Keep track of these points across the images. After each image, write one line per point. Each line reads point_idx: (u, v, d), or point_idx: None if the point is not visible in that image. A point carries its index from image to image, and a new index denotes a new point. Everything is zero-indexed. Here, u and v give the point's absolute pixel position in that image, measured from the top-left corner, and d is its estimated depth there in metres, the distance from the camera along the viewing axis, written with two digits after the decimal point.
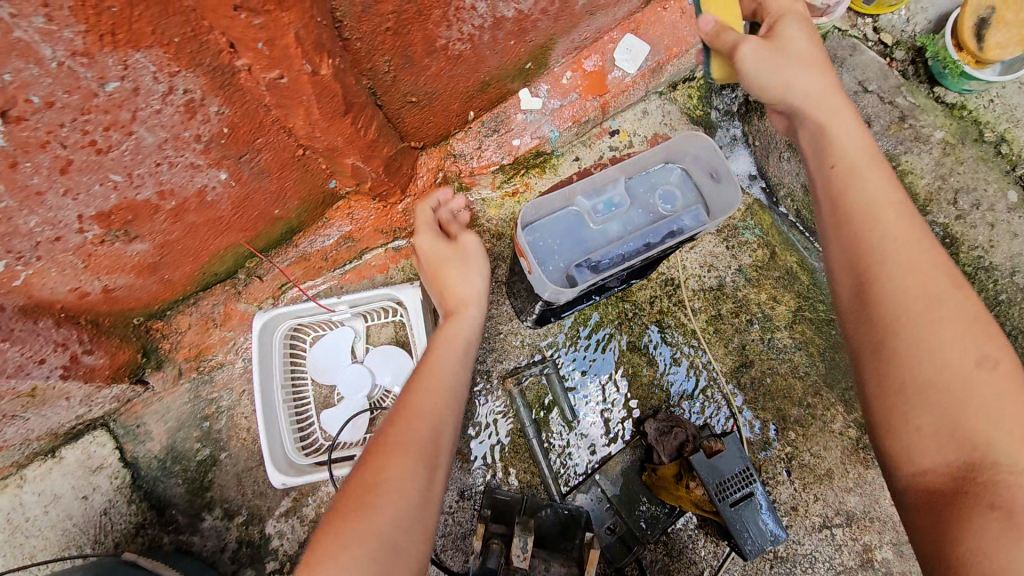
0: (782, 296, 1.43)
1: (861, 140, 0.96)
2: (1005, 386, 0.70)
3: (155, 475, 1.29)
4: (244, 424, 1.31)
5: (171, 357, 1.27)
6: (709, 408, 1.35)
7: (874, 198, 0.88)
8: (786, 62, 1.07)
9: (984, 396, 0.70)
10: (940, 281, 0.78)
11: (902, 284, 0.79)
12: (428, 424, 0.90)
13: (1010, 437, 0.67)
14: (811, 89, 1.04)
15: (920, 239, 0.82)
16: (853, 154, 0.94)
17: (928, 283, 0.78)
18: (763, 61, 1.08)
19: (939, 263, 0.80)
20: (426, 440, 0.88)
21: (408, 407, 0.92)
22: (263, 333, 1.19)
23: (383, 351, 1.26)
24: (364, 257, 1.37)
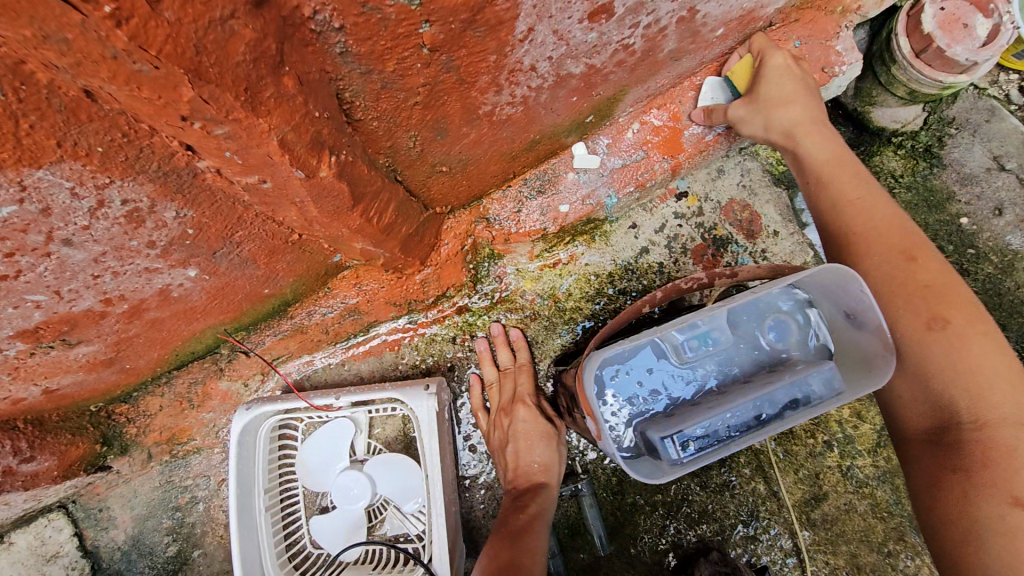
0: (869, 413, 1.16)
1: (835, 144, 0.94)
2: (963, 348, 0.71)
3: (118, 568, 1.12)
4: (222, 519, 1.12)
5: (139, 441, 1.07)
6: (770, 544, 1.13)
7: (839, 195, 0.87)
8: (762, 105, 0.99)
9: (949, 369, 0.71)
10: (903, 265, 0.78)
11: (865, 269, 0.81)
12: None
13: (977, 398, 0.69)
14: (794, 122, 0.97)
15: (880, 219, 0.82)
16: (826, 165, 0.92)
17: (884, 265, 0.79)
18: (749, 112, 1.01)
19: (895, 237, 0.80)
20: None
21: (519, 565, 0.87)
22: (245, 436, 0.99)
23: (385, 459, 1.06)
24: (372, 331, 1.16)
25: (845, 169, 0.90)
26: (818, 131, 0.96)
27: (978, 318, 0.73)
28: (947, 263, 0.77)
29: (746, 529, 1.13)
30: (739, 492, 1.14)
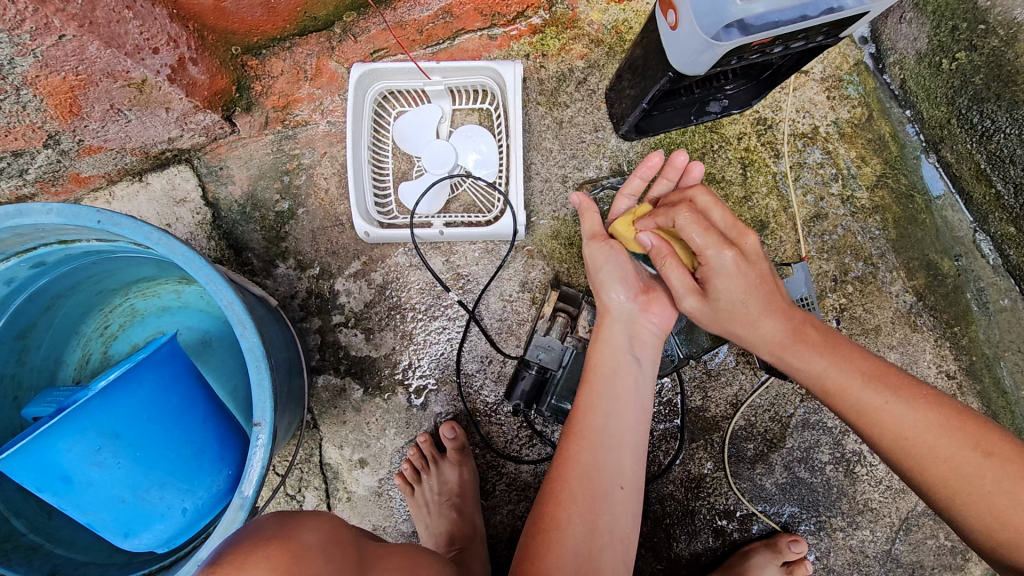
0: (870, 159, 1.43)
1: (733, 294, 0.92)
2: (935, 424, 0.86)
3: (234, 219, 1.32)
4: (323, 185, 1.33)
5: (260, 102, 1.28)
6: (773, 250, 1.38)
7: (810, 373, 0.94)
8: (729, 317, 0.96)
9: (934, 457, 0.86)
10: (852, 384, 0.90)
11: (853, 403, 0.90)
12: (610, 361, 1.03)
13: (979, 486, 0.84)
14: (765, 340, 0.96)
15: (873, 408, 0.89)
16: (776, 351, 0.96)
17: (866, 397, 0.89)
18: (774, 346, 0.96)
19: (849, 363, 0.91)
20: (613, 376, 1.02)
21: (591, 369, 1.04)
22: (358, 87, 1.20)
23: (469, 129, 1.26)
24: (457, 40, 1.33)
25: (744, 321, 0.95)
26: (757, 324, 0.94)
27: (891, 408, 0.88)
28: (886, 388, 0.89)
29: (758, 235, 1.38)
30: (756, 205, 1.38)
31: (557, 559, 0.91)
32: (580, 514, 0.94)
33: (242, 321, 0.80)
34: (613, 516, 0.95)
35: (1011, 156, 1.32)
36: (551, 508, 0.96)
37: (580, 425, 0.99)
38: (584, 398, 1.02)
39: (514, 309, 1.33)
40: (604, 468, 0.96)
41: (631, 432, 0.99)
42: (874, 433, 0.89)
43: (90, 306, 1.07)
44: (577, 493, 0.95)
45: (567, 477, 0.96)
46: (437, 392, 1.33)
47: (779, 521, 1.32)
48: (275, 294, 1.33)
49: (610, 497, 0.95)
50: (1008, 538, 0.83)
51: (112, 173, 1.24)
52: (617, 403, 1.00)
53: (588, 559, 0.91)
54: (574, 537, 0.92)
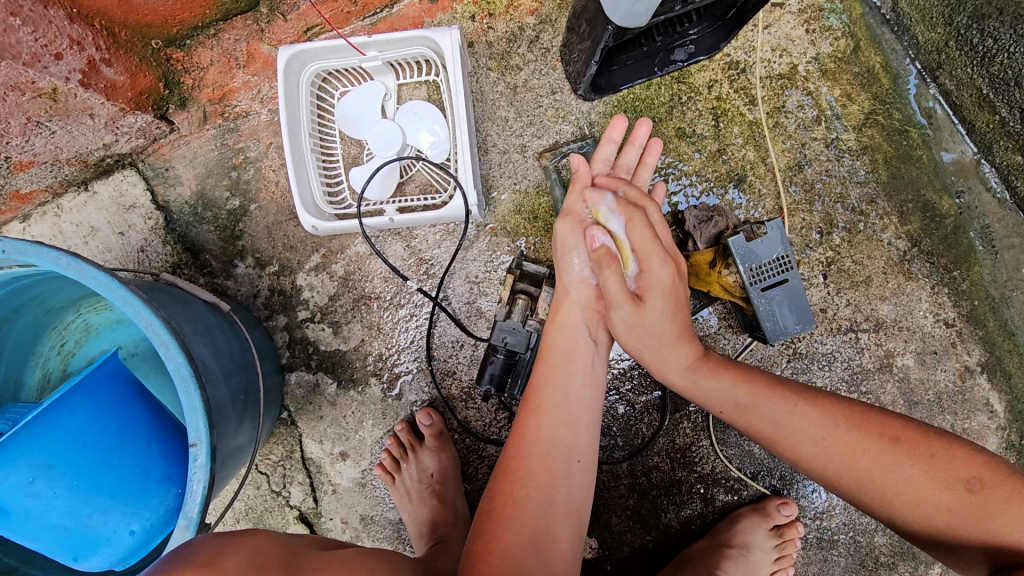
0: (857, 96, 1.31)
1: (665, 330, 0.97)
2: (838, 418, 0.88)
3: (187, 221, 1.28)
4: (273, 178, 1.28)
5: (194, 96, 1.22)
6: (753, 205, 1.29)
7: (713, 390, 0.96)
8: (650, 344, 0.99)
9: (858, 455, 0.86)
10: (748, 408, 0.93)
11: (766, 414, 0.91)
12: (568, 337, 1.03)
13: (897, 479, 0.84)
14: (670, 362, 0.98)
15: (790, 417, 0.90)
16: (688, 372, 0.98)
17: (774, 409, 0.91)
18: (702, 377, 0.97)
19: (753, 376, 0.95)
20: (570, 355, 1.02)
21: (548, 348, 1.03)
22: (290, 71, 1.12)
23: (416, 107, 1.19)
24: (394, 9, 1.24)
25: (646, 335, 0.98)
26: (674, 350, 0.98)
27: (802, 415, 0.89)
28: (796, 398, 0.91)
29: (735, 190, 1.29)
30: (732, 158, 1.29)
31: (511, 534, 0.88)
32: (537, 492, 0.92)
33: (164, 341, 0.77)
34: (569, 486, 0.94)
35: (1017, 78, 1.22)
36: (507, 485, 0.94)
37: (542, 399, 0.98)
38: (540, 373, 1.01)
39: (482, 291, 1.28)
40: (562, 443, 0.96)
41: (582, 410, 0.99)
42: (786, 452, 0.91)
43: (42, 326, 1.05)
44: (532, 466, 0.94)
45: (525, 453, 0.95)
46: (412, 380, 1.30)
47: (769, 485, 1.29)
48: (237, 295, 1.30)
49: (564, 468, 0.95)
50: (945, 523, 0.82)
51: (55, 186, 1.21)
52: (566, 379, 1.00)
53: (543, 533, 0.89)
54: (530, 513, 0.91)
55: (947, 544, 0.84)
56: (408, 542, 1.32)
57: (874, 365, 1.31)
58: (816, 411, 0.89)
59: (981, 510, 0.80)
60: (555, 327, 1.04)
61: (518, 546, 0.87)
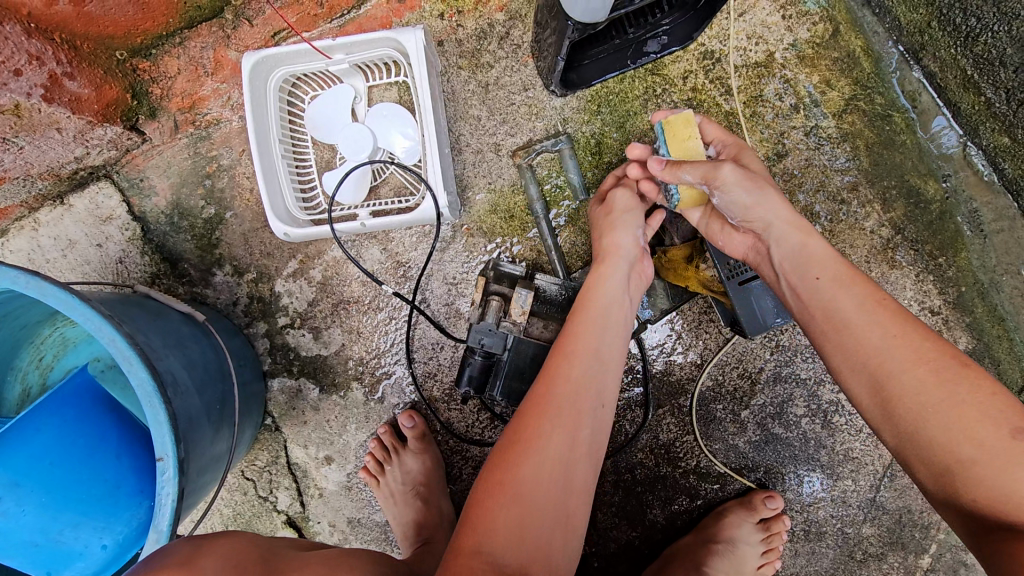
0: (837, 82, 1.28)
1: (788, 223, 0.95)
2: (905, 332, 0.81)
3: (163, 231, 1.28)
4: (247, 185, 1.27)
5: (164, 105, 1.21)
6: None
7: (798, 264, 0.93)
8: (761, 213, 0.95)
9: (910, 371, 0.78)
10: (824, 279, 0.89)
11: (840, 303, 0.86)
12: (611, 291, 1.02)
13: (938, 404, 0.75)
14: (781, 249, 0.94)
15: (860, 313, 0.84)
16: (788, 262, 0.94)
17: (849, 301, 0.86)
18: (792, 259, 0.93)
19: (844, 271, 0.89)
20: (612, 307, 1.01)
21: (586, 300, 1.01)
22: (257, 78, 1.11)
23: (385, 110, 1.18)
24: (363, 9, 1.22)
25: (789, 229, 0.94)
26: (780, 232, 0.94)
27: (868, 309, 0.84)
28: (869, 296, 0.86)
29: None
30: None
31: (532, 470, 0.84)
32: (561, 426, 0.88)
33: (126, 357, 0.78)
34: (584, 449, 0.89)
35: (1001, 58, 1.15)
36: (528, 421, 0.89)
37: (574, 347, 0.95)
38: (575, 323, 0.99)
39: (460, 292, 1.27)
40: (591, 387, 0.92)
41: (607, 385, 0.95)
42: (841, 338, 0.85)
43: (19, 341, 1.05)
44: (556, 414, 0.89)
45: (553, 390, 0.91)
46: (394, 383, 1.30)
47: (755, 479, 1.28)
48: (217, 303, 1.30)
49: (585, 430, 0.90)
50: (968, 455, 0.73)
51: (30, 200, 1.21)
52: (601, 340, 0.97)
53: (563, 480, 0.86)
54: (553, 449, 0.86)
55: (957, 476, 0.73)
56: (396, 544, 1.33)
57: None
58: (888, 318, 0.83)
59: (1018, 457, 0.71)
60: (597, 280, 1.03)
61: (517, 509, 0.82)
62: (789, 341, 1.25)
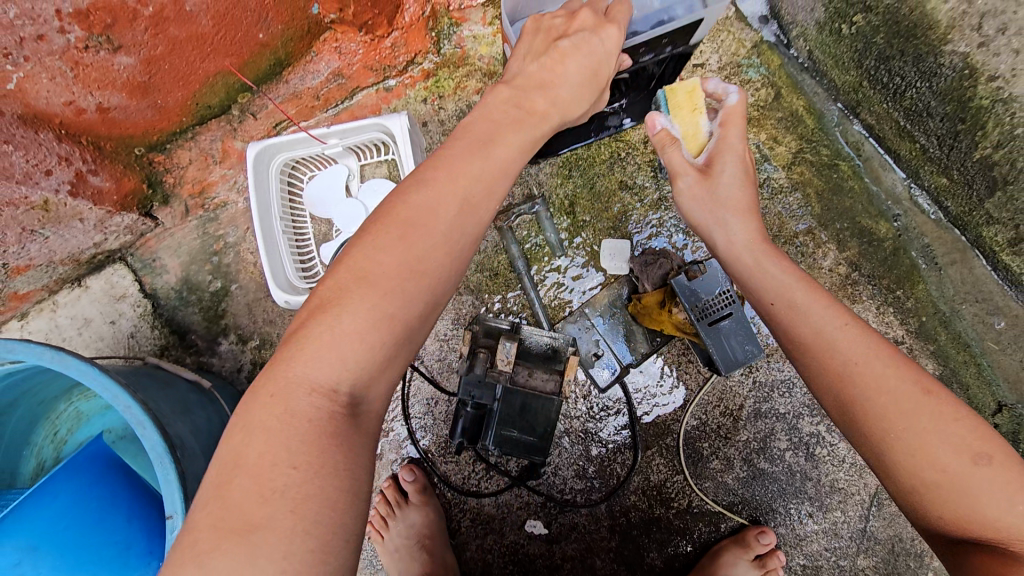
0: (783, 138, 1.47)
1: (751, 232, 0.95)
2: (875, 354, 0.80)
3: (173, 305, 1.38)
4: (251, 259, 1.38)
5: (176, 193, 1.34)
6: (696, 245, 1.35)
7: (770, 286, 0.90)
8: (716, 207, 0.96)
9: (878, 394, 0.77)
10: (796, 305, 0.87)
11: (808, 326, 0.84)
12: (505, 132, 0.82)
13: (908, 430, 0.75)
14: (731, 241, 0.95)
15: (831, 337, 0.82)
16: (745, 258, 0.94)
17: (819, 326, 0.84)
18: (753, 263, 0.93)
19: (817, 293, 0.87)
20: (490, 150, 0.80)
21: (467, 132, 0.82)
22: (259, 164, 1.23)
23: (376, 186, 1.30)
24: (355, 98, 1.37)
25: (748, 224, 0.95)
26: (735, 220, 0.95)
27: (838, 336, 0.82)
28: (840, 319, 0.84)
29: (680, 235, 1.35)
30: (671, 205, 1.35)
31: (333, 337, 0.65)
32: (377, 288, 0.68)
33: (140, 422, 0.85)
34: (400, 304, 0.68)
35: (926, 109, 1.26)
36: (365, 235, 0.72)
37: (431, 183, 0.75)
38: (448, 151, 0.79)
39: (451, 347, 1.35)
40: (431, 218, 0.72)
41: (448, 218, 0.73)
42: (808, 361, 0.84)
43: (36, 417, 1.12)
44: (386, 229, 0.71)
45: (394, 216, 0.72)
46: (391, 440, 1.35)
47: (747, 516, 1.31)
48: (222, 371, 1.38)
49: (403, 287, 0.69)
50: (931, 478, 0.74)
51: (51, 284, 1.30)
52: (463, 157, 0.78)
53: (371, 341, 0.66)
54: (363, 304, 0.66)
55: (923, 497, 0.74)
56: None
57: None
58: (857, 339, 0.82)
59: (976, 482, 0.72)
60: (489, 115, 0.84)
61: (319, 364, 0.64)
62: (766, 376, 1.31)
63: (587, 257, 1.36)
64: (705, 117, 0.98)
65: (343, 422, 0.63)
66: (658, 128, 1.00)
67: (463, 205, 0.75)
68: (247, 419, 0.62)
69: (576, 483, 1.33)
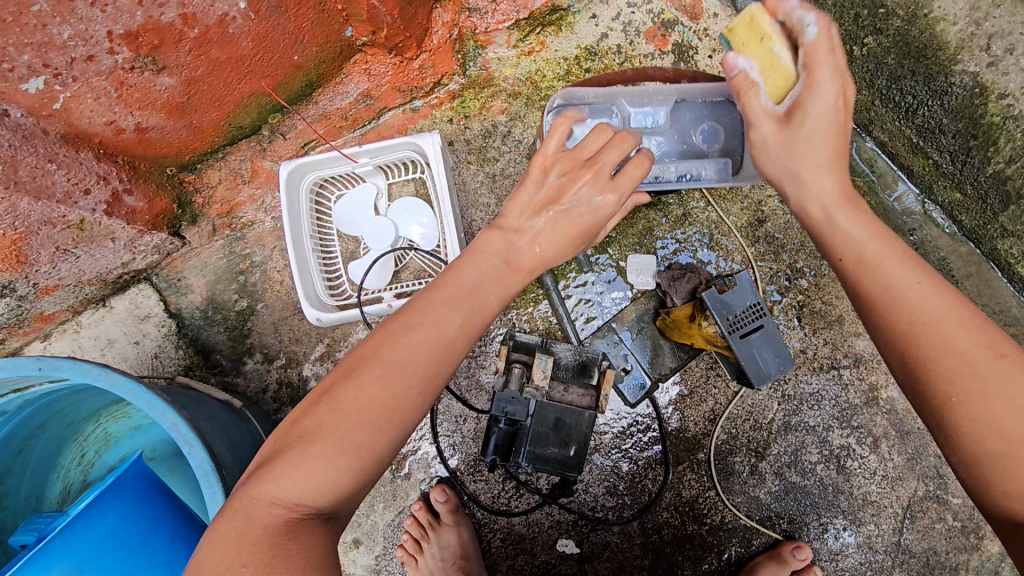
0: None
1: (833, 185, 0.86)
2: (946, 312, 0.76)
3: (198, 324, 1.37)
4: (277, 278, 1.38)
5: (204, 212, 1.34)
6: (718, 260, 1.36)
7: (845, 240, 0.84)
8: (792, 157, 0.87)
9: (944, 357, 0.74)
10: (868, 259, 0.82)
11: (879, 278, 0.80)
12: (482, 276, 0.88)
13: (973, 396, 0.72)
14: (811, 191, 0.87)
15: (898, 291, 0.78)
16: (824, 209, 0.87)
17: (892, 280, 0.79)
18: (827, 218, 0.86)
19: (894, 245, 0.82)
20: (469, 298, 0.85)
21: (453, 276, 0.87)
22: (290, 182, 1.24)
23: (406, 204, 1.31)
24: (382, 118, 1.39)
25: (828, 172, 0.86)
26: (814, 174, 0.86)
27: (909, 292, 0.78)
28: (916, 274, 0.79)
29: (705, 250, 1.36)
30: (696, 221, 1.36)
31: (302, 462, 0.71)
32: (347, 425, 0.73)
33: (187, 440, 0.85)
34: (370, 436, 0.74)
35: (938, 127, 1.30)
36: (344, 369, 0.78)
37: (413, 326, 0.80)
38: (431, 294, 0.84)
39: (480, 363, 1.35)
40: (407, 361, 0.77)
41: (422, 356, 0.78)
42: (873, 317, 0.80)
43: (64, 440, 1.10)
44: (363, 367, 0.77)
45: (373, 356, 0.77)
46: (419, 459, 1.34)
47: (780, 531, 1.30)
48: (247, 391, 1.37)
49: (371, 426, 0.74)
50: (994, 448, 0.71)
51: (76, 305, 1.29)
52: (448, 303, 0.83)
53: (337, 473, 0.72)
54: (332, 437, 0.72)
55: (984, 469, 0.71)
56: None
57: (860, 400, 1.31)
58: (932, 295, 0.77)
59: None
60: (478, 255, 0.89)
61: (286, 483, 0.70)
62: (794, 390, 1.31)
63: (615, 272, 1.36)
64: (776, 44, 0.85)
65: (319, 531, 0.69)
66: (737, 70, 0.87)
67: (439, 351, 0.80)
68: (212, 539, 0.67)
69: (607, 500, 1.31)
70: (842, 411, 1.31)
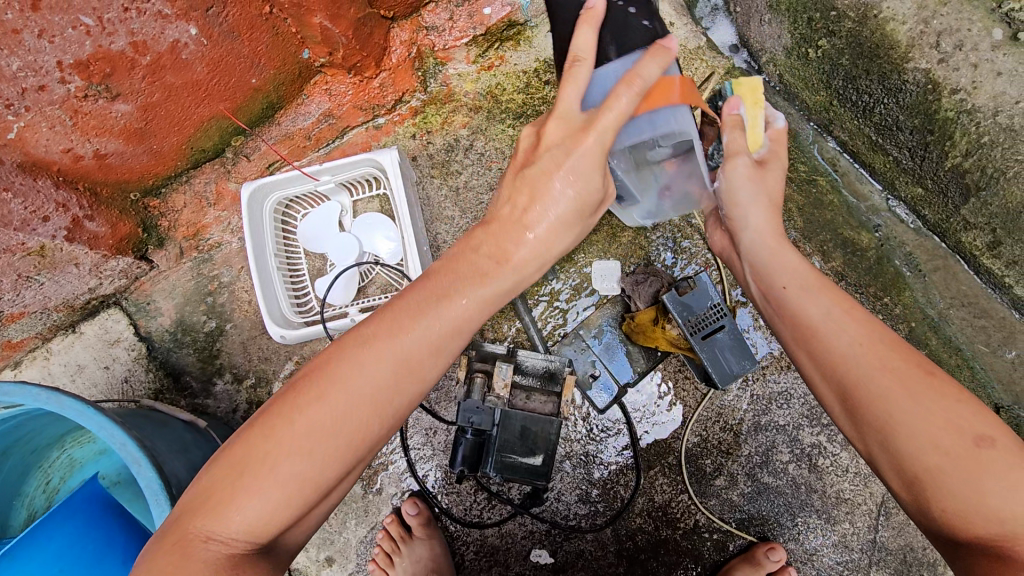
0: None
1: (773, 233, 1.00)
2: (876, 337, 0.83)
3: (167, 347, 1.37)
4: (245, 298, 1.39)
5: (171, 236, 1.35)
6: (685, 263, 1.36)
7: (787, 273, 0.95)
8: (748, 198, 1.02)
9: (878, 375, 0.79)
10: (809, 289, 0.91)
11: (818, 312, 0.88)
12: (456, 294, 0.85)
13: (912, 408, 0.76)
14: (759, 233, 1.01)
15: (841, 325, 0.85)
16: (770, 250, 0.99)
17: (836, 314, 0.86)
18: (766, 251, 0.99)
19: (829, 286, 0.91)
20: (446, 326, 0.82)
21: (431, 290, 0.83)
22: (253, 203, 1.26)
23: (369, 220, 1.33)
24: (345, 137, 1.41)
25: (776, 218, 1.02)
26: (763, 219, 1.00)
27: (849, 324, 0.85)
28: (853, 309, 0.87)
29: (669, 254, 1.37)
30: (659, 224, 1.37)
31: (249, 489, 0.71)
32: (301, 454, 0.73)
33: (136, 458, 0.87)
34: (323, 470, 0.74)
35: (895, 123, 1.31)
36: (304, 386, 0.76)
37: (378, 354, 0.78)
38: (402, 310, 0.81)
39: (449, 375, 1.35)
40: (362, 394, 0.76)
41: (381, 388, 0.77)
42: (812, 345, 0.87)
43: (27, 467, 1.10)
44: (323, 390, 0.75)
45: (330, 378, 0.76)
46: (389, 474, 1.33)
47: (755, 533, 1.29)
48: (216, 412, 1.37)
49: (319, 466, 0.73)
50: (933, 463, 0.74)
51: (44, 331, 1.30)
52: (418, 334, 0.80)
53: (283, 499, 0.72)
54: (285, 467, 0.72)
55: (925, 484, 0.74)
56: None
57: None
58: (866, 330, 0.84)
59: (981, 466, 0.72)
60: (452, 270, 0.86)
61: (239, 515, 0.70)
62: (763, 389, 1.31)
63: (581, 279, 1.37)
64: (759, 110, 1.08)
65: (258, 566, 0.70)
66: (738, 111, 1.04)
67: (399, 382, 0.78)
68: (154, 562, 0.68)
69: (579, 508, 1.31)
70: (812, 409, 1.31)
